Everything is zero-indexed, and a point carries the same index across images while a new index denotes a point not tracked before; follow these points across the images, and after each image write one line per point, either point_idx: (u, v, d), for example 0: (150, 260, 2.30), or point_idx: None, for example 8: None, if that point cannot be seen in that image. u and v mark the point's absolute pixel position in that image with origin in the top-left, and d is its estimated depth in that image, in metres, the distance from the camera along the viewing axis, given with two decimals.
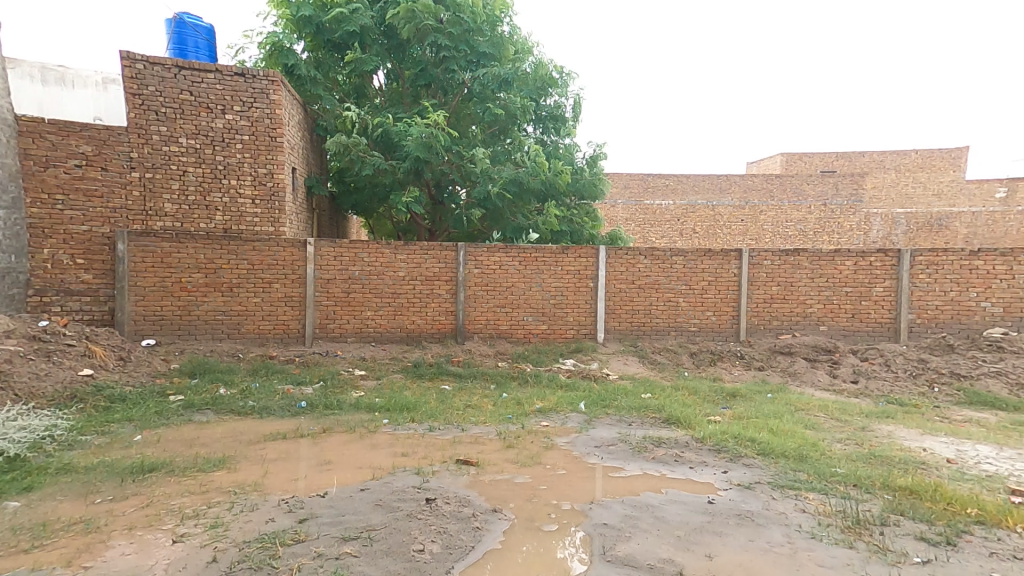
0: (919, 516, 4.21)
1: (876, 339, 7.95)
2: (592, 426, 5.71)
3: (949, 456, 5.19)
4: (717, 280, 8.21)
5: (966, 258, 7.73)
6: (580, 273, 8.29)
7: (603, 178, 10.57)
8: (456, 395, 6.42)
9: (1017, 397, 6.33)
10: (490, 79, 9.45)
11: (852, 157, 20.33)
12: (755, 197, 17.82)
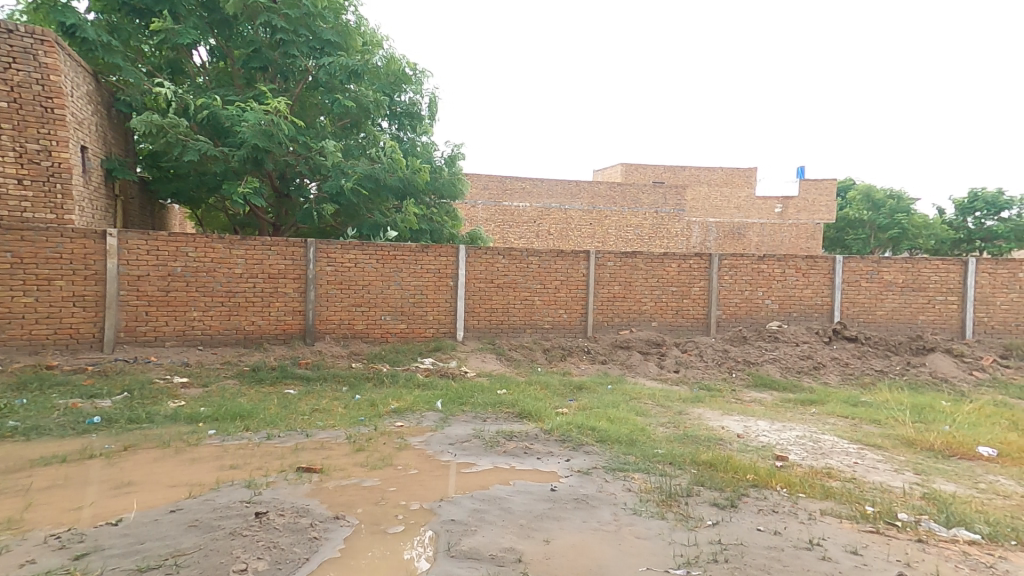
0: (714, 485, 4.96)
1: (694, 332, 9.14)
2: (448, 424, 5.78)
3: (739, 432, 6.29)
4: (568, 280, 8.80)
5: (758, 262, 9.17)
6: (441, 272, 8.33)
7: (461, 179, 10.71)
8: (302, 399, 6.06)
9: (787, 378, 7.83)
10: (336, 70, 8.90)
11: (676, 171, 23.03)
12: (601, 203, 19.34)
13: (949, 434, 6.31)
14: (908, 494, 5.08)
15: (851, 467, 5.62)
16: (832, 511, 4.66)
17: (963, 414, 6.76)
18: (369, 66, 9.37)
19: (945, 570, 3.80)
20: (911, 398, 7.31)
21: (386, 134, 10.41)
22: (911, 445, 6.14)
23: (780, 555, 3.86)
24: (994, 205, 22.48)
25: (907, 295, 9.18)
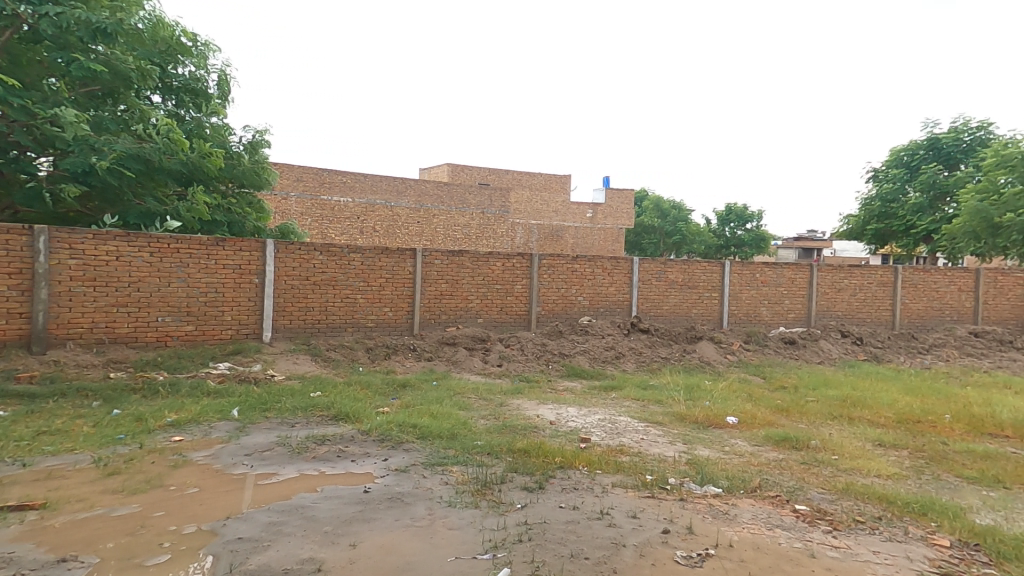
0: (526, 470, 5.32)
1: (517, 327, 9.71)
2: (245, 433, 5.28)
3: (551, 419, 6.83)
4: (394, 277, 8.70)
5: (572, 263, 10.08)
6: (242, 268, 7.66)
7: (267, 169, 10.06)
8: (23, 421, 5.00)
9: (594, 367, 8.78)
10: (73, 24, 7.44)
11: (500, 174, 23.97)
12: (428, 202, 19.67)
13: (706, 407, 7.81)
14: (678, 461, 6.08)
15: (637, 442, 6.50)
16: (621, 482, 5.35)
17: (717, 389, 8.52)
18: (125, 27, 7.91)
19: (697, 522, 4.65)
20: (683, 378, 8.77)
21: (161, 110, 9.16)
22: (682, 419, 7.38)
23: (576, 528, 4.27)
24: (742, 217, 28.11)
25: (686, 292, 10.88)
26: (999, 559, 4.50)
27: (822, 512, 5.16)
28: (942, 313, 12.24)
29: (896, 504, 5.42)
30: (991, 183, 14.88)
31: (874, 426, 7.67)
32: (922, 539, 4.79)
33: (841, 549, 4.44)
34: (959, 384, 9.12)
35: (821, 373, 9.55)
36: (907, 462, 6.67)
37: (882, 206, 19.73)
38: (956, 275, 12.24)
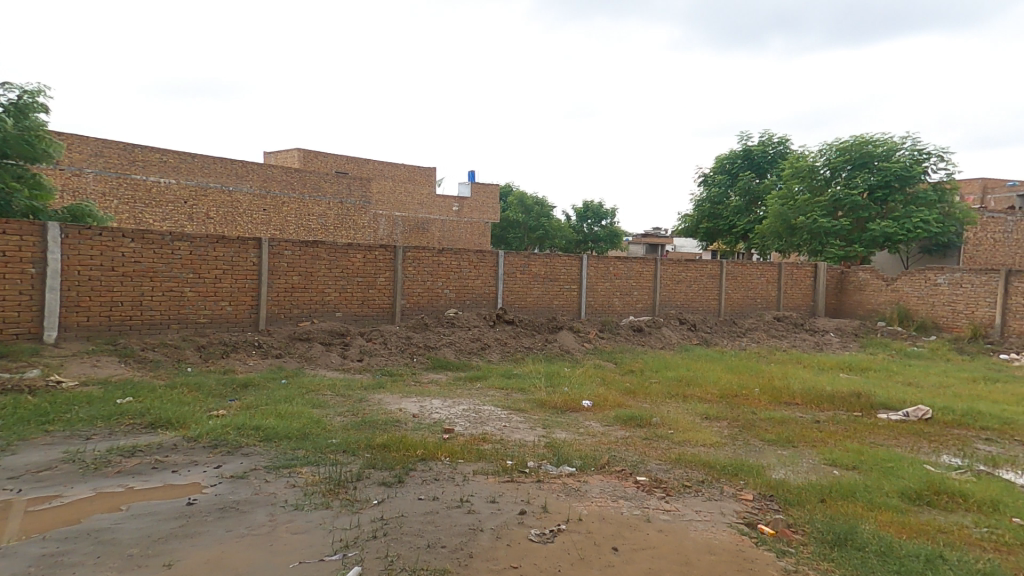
0: (385, 465, 5.22)
1: (380, 321, 9.51)
2: (15, 452, 4.50)
3: (415, 412, 6.78)
4: (234, 268, 8.05)
5: (437, 256, 10.11)
6: (8, 256, 6.40)
7: (42, 137, 8.47)
8: None
9: (460, 359, 8.88)
10: None
11: (359, 163, 22.99)
12: (276, 188, 18.36)
13: (565, 393, 8.32)
14: (537, 445, 6.40)
15: (500, 430, 6.71)
16: (483, 469, 5.49)
17: (574, 375, 9.11)
18: None
19: (551, 500, 4.95)
20: (544, 366, 9.23)
21: None
22: (543, 405, 7.78)
23: (434, 518, 4.31)
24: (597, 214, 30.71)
25: (549, 284, 11.49)
26: (787, 505, 5.45)
27: (659, 480, 5.79)
28: (755, 301, 14.37)
29: (715, 468, 6.29)
30: (788, 191, 17.79)
31: (702, 402, 8.79)
32: (733, 496, 5.62)
33: (670, 512, 5.03)
34: (766, 361, 10.81)
35: (662, 356, 10.69)
36: (726, 430, 7.76)
37: (711, 207, 22.64)
38: (766, 268, 14.43)
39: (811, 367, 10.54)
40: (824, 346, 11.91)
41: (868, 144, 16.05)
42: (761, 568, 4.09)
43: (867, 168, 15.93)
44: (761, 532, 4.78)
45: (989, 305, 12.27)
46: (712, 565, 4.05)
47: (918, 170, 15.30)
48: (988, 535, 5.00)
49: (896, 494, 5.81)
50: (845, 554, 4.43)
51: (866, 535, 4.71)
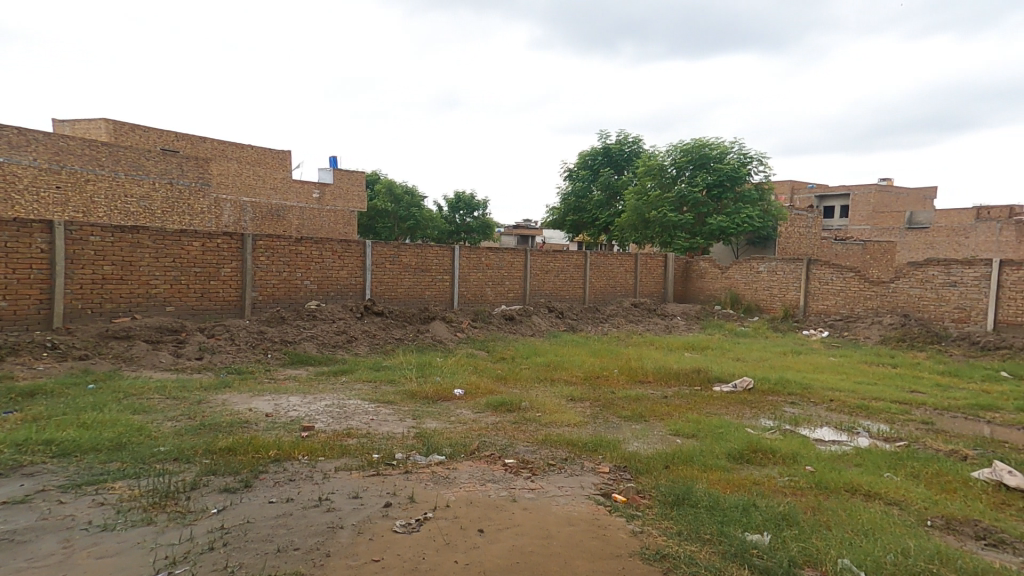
0: (228, 470, 4.81)
1: (224, 315, 8.87)
2: None
3: (268, 411, 6.34)
4: (11, 255, 6.84)
5: (294, 244, 9.67)
6: None
7: None
8: None
9: (322, 353, 8.47)
10: None
11: (193, 141, 19.64)
12: (73, 162, 14.97)
13: (436, 382, 8.31)
14: (406, 437, 6.29)
15: (366, 423, 6.51)
16: (346, 465, 5.28)
17: (447, 364, 9.13)
18: None
19: (418, 490, 4.92)
20: (416, 357, 9.14)
21: None
22: (413, 396, 7.69)
23: (288, 520, 4.09)
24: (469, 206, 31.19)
25: (420, 274, 11.45)
26: (637, 474, 5.99)
27: (525, 461, 6.04)
28: (616, 289, 15.56)
29: (577, 446, 6.71)
30: (642, 187, 19.38)
31: (568, 384, 9.34)
32: (592, 470, 6.05)
33: (535, 490, 5.28)
34: (624, 344, 11.76)
35: (533, 343, 11.12)
36: (588, 410, 8.31)
37: (576, 200, 24.02)
38: (625, 259, 15.68)
39: (662, 347, 11.68)
40: (672, 328, 13.26)
41: (705, 147, 18.12)
42: (613, 534, 4.45)
43: (705, 169, 17.97)
44: (615, 501, 5.21)
45: (797, 290, 14.54)
46: (570, 534, 4.33)
47: (744, 172, 17.68)
48: (790, 482, 5.93)
49: (724, 455, 6.65)
50: (682, 511, 4.98)
51: (699, 493, 5.33)
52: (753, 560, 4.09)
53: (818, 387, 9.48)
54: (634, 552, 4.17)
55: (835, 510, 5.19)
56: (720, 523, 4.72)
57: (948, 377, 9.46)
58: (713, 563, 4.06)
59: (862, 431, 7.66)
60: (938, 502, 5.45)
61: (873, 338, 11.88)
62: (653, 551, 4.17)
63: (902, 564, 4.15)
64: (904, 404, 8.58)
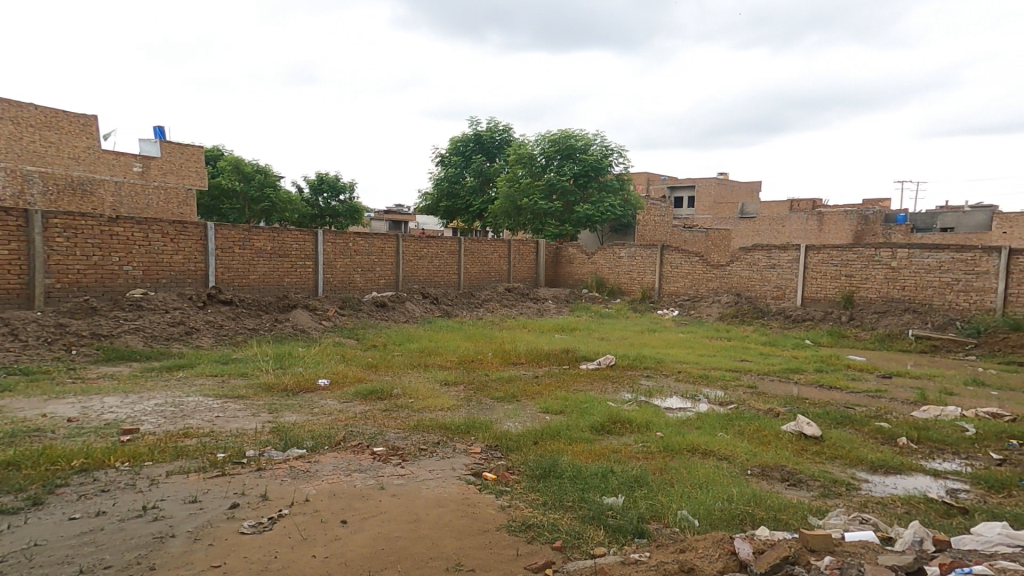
0: (9, 487, 4.15)
1: (5, 307, 7.59)
2: None
3: (72, 415, 5.57)
4: None
5: (105, 224, 8.64)
6: None
7: None
8: None
9: (149, 347, 7.67)
10: None
11: None
12: None
13: (299, 373, 7.81)
14: (259, 432, 5.84)
15: (210, 421, 5.94)
16: (180, 468, 4.79)
17: (312, 354, 8.65)
18: None
19: (272, 487, 4.62)
20: (274, 348, 8.54)
21: None
22: (269, 389, 7.16)
23: (99, 537, 3.62)
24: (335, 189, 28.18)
25: (276, 261, 10.98)
26: (508, 451, 6.16)
27: (395, 448, 5.92)
28: (490, 274, 15.91)
29: (450, 429, 6.75)
30: (514, 174, 19.99)
31: (442, 368, 9.34)
32: (464, 451, 6.12)
33: (405, 476, 5.23)
34: (498, 328, 12.06)
35: (406, 330, 10.94)
36: (462, 393, 8.38)
37: (449, 186, 24.05)
38: (497, 245, 16.06)
39: (533, 330, 12.15)
40: (543, 311, 13.86)
41: (571, 138, 19.34)
42: (482, 511, 4.55)
43: (571, 159, 19.26)
44: (485, 479, 5.31)
45: (652, 273, 15.94)
46: (438, 516, 4.36)
47: (605, 163, 19.20)
48: (642, 448, 6.48)
49: (588, 428, 7.09)
50: (548, 483, 5.21)
51: (564, 464, 5.62)
52: (608, 521, 4.41)
53: (669, 361, 10.50)
54: (500, 526, 4.30)
55: (678, 469, 5.76)
56: (581, 490, 5.01)
57: (769, 346, 11.00)
58: (573, 527, 4.31)
59: (703, 398, 8.62)
60: (757, 454, 6.27)
61: (714, 315, 13.44)
62: (519, 524, 4.33)
63: (727, 510, 4.72)
64: (736, 371, 9.83)
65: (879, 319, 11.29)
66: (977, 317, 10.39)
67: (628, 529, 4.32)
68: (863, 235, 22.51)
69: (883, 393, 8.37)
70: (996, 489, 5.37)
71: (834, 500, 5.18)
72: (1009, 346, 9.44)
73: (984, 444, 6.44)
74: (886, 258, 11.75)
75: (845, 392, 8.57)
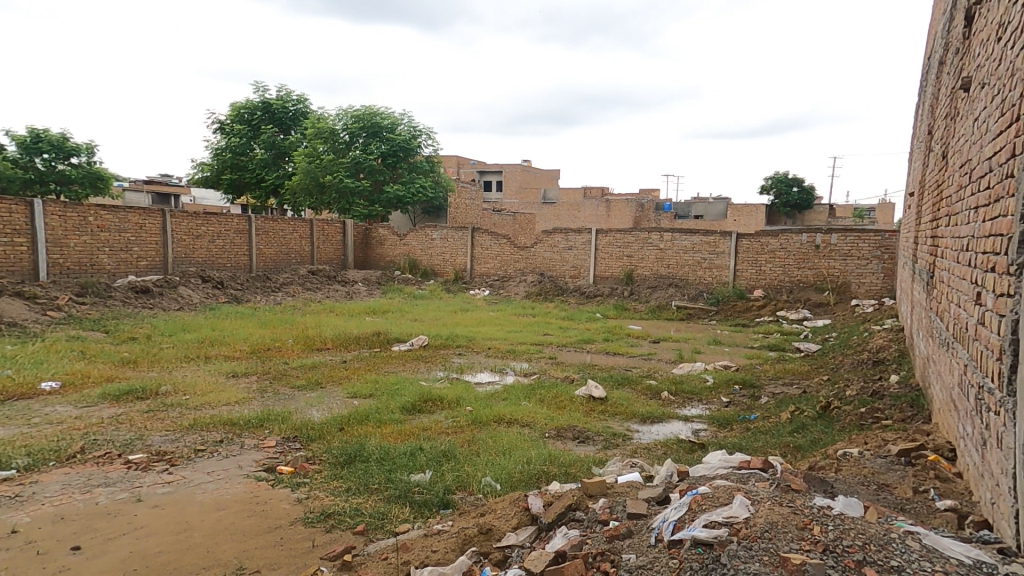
0: None
1: None
2: None
3: None
4: None
5: None
6: None
7: None
8: None
9: None
10: None
11: None
12: None
13: (9, 378, 6.35)
14: None
15: None
16: None
17: (31, 354, 7.10)
18: None
19: None
20: None
21: None
22: None
23: None
24: (61, 149, 20.61)
25: None
26: (309, 441, 5.29)
27: (160, 453, 4.95)
28: (289, 256, 15.36)
29: (238, 424, 5.68)
30: (312, 149, 19.02)
31: (228, 360, 8.19)
32: (255, 447, 5.19)
33: (173, 482, 4.41)
34: (300, 313, 11.31)
35: (180, 318, 9.78)
36: (254, 385, 7.27)
37: (233, 157, 21.52)
38: (298, 225, 15.56)
39: (341, 314, 11.64)
40: (353, 294, 13.60)
41: (376, 116, 19.04)
42: (273, 507, 3.98)
43: (377, 138, 18.98)
44: (279, 473, 4.54)
45: (464, 255, 16.55)
46: (216, 521, 3.77)
47: (414, 144, 19.44)
48: (453, 424, 5.93)
49: (398, 409, 6.28)
50: (352, 469, 4.55)
51: (373, 446, 4.95)
52: (414, 497, 3.99)
53: (480, 339, 10.61)
54: (294, 520, 3.78)
55: (485, 439, 5.25)
56: (387, 471, 4.44)
57: (567, 321, 12.10)
58: (377, 508, 3.88)
59: (510, 370, 8.69)
60: (555, 417, 6.23)
61: (521, 294, 14.46)
62: (317, 513, 3.83)
63: (527, 471, 4.39)
64: (538, 345, 10.43)
65: (651, 292, 13.28)
66: (717, 288, 12.84)
67: (434, 501, 3.96)
68: (640, 221, 26.59)
69: (653, 355, 9.72)
70: (723, 425, 6.35)
71: (612, 450, 5.41)
72: (737, 311, 11.87)
73: (719, 390, 7.72)
74: (656, 241, 13.78)
75: (625, 356, 9.73)
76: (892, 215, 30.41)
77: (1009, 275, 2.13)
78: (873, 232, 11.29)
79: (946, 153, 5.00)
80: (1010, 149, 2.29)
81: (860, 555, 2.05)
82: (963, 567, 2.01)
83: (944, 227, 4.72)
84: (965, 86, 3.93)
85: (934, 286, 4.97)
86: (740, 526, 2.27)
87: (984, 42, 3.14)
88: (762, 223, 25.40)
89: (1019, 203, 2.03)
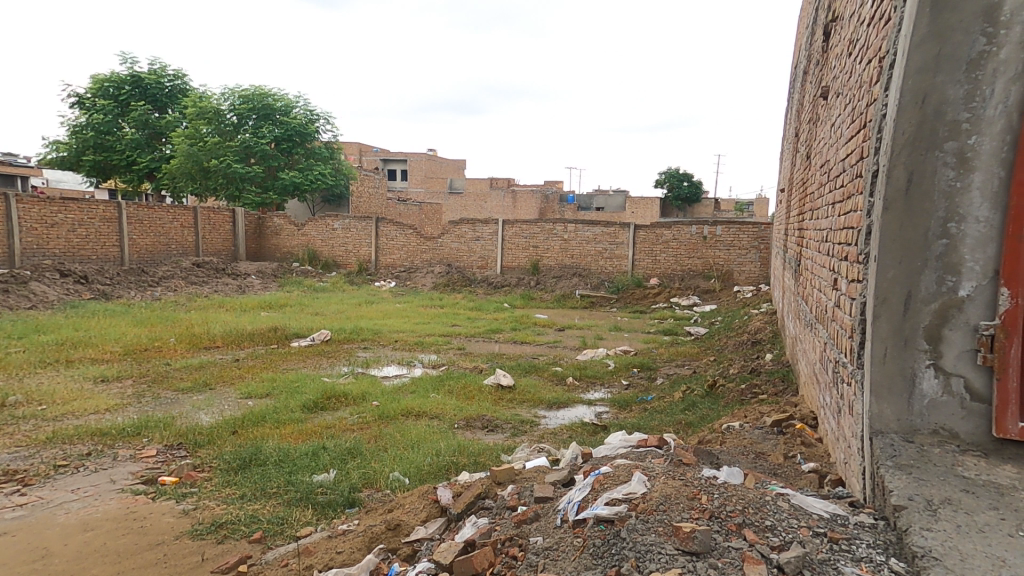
0: None
1: None
2: None
3: None
4: None
5: None
6: None
7: None
8: None
9: None
10: None
11: None
12: None
13: None
14: None
15: None
16: None
17: None
18: None
19: None
20: None
21: None
22: None
23: None
24: None
25: None
26: (196, 448, 4.80)
27: (10, 473, 4.24)
28: (169, 247, 13.87)
29: (109, 434, 5.02)
30: (195, 131, 17.18)
31: (95, 363, 7.20)
32: (130, 458, 4.62)
33: (27, 505, 3.80)
34: (184, 309, 10.26)
35: (32, 318, 8.48)
36: (128, 390, 6.46)
37: (95, 136, 18.91)
38: (178, 213, 14.05)
39: (232, 309, 10.74)
40: (245, 288, 12.61)
41: (268, 97, 17.76)
42: (153, 522, 3.56)
43: (270, 120, 17.69)
44: (161, 484, 4.08)
45: (368, 245, 15.97)
46: (84, 543, 3.31)
47: (311, 129, 18.37)
48: (358, 419, 5.69)
49: (298, 408, 5.92)
50: (246, 474, 4.21)
51: (271, 448, 4.61)
52: (317, 499, 3.77)
53: (385, 332, 10.24)
54: (180, 533, 3.42)
55: (392, 433, 5.12)
56: (288, 473, 4.16)
57: (475, 311, 12.11)
58: (277, 513, 3.62)
59: (418, 363, 8.51)
60: (464, 408, 6.20)
61: (428, 285, 14.27)
62: (206, 524, 3.49)
63: (436, 462, 4.33)
64: (446, 336, 10.29)
65: (557, 282, 13.69)
66: (617, 277, 13.52)
67: (339, 501, 3.76)
68: (545, 212, 27.23)
69: (558, 342, 9.99)
70: (624, 406, 6.70)
71: (521, 437, 5.50)
72: (635, 299, 12.57)
73: (620, 373, 8.15)
74: (560, 232, 14.19)
75: (532, 345, 9.91)
76: (766, 208, 33.76)
77: (858, 264, 2.41)
78: (752, 224, 12.45)
79: (810, 155, 5.54)
80: (858, 150, 2.59)
81: (740, 518, 2.08)
82: (822, 520, 2.07)
83: (808, 221, 5.24)
84: (824, 94, 4.38)
85: (801, 274, 5.52)
86: (638, 501, 2.31)
87: (840, 57, 3.52)
88: (656, 216, 27.07)
89: (865, 199, 2.31)
